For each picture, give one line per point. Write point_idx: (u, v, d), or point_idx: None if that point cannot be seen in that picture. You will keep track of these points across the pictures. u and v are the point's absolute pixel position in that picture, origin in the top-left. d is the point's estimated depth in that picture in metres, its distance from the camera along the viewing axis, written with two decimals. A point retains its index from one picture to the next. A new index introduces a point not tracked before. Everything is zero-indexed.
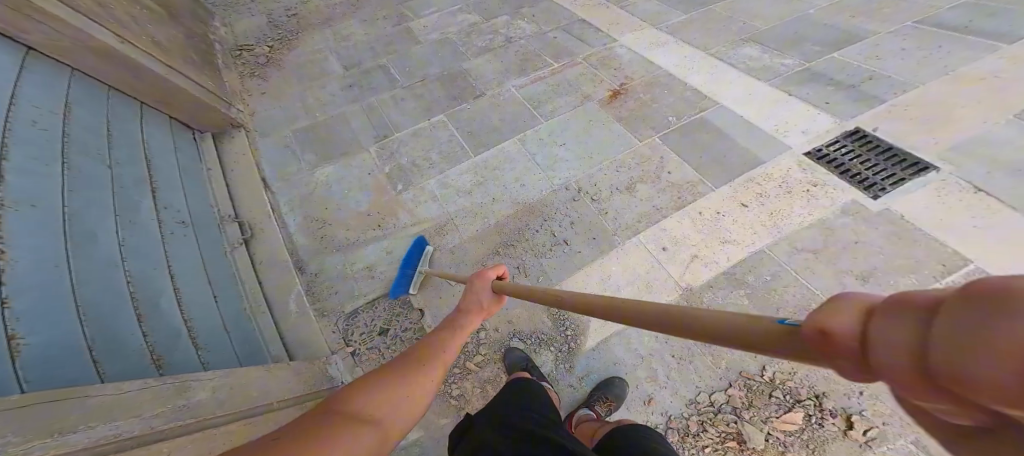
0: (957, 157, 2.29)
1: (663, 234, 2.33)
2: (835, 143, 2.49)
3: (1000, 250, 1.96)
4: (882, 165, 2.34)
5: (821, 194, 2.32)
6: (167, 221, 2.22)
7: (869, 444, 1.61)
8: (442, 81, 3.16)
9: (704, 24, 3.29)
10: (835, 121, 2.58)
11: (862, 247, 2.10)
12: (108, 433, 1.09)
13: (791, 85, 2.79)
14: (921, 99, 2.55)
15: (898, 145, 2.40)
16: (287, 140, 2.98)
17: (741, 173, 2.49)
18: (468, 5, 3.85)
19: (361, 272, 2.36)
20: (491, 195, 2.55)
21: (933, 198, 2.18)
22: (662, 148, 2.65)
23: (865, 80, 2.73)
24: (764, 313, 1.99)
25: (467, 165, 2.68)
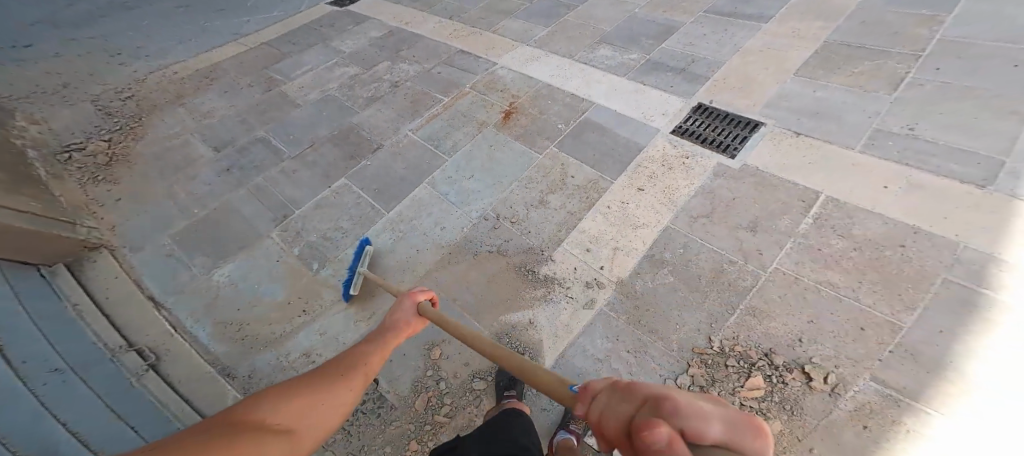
0: (771, 110, 2.83)
1: (583, 237, 2.50)
2: (691, 119, 2.80)
3: (833, 175, 2.46)
4: (729, 129, 2.74)
5: (694, 164, 2.59)
6: (35, 376, 1.86)
7: (836, 391, 1.79)
8: (334, 141, 3.04)
9: (565, 34, 3.54)
10: (684, 100, 2.90)
11: (740, 200, 2.46)
12: None
13: (643, 75, 3.08)
14: (732, 72, 3.06)
15: (732, 111, 2.84)
16: (169, 246, 2.59)
17: (630, 162, 2.69)
18: (343, 57, 3.72)
19: (299, 361, 2.12)
20: (415, 247, 2.53)
21: (773, 148, 2.62)
22: (559, 156, 2.78)
23: (690, 63, 3.15)
24: (690, 283, 2.24)
25: (383, 223, 2.62)
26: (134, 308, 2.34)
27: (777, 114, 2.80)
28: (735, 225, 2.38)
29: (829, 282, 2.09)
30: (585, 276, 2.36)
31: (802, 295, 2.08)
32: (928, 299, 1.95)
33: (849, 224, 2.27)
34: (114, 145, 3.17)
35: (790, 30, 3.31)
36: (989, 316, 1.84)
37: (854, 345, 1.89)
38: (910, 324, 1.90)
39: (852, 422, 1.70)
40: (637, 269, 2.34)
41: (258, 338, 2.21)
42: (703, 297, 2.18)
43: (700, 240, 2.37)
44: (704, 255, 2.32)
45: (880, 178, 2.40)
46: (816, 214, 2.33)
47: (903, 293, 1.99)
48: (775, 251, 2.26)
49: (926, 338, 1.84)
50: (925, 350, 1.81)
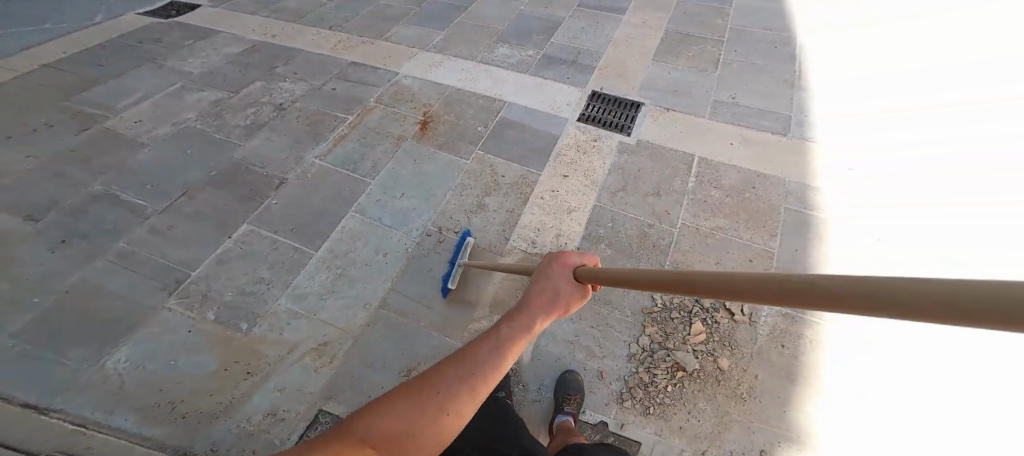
0: (647, 93, 3.22)
1: (527, 230, 2.59)
2: (590, 106, 3.11)
3: (695, 137, 2.94)
4: (622, 112, 3.08)
5: (604, 146, 2.89)
6: None
7: (752, 319, 2.38)
8: (218, 184, 2.58)
9: (456, 36, 3.60)
10: (580, 89, 3.20)
11: (642, 171, 2.77)
12: None
13: (542, 71, 3.31)
14: (610, 61, 3.42)
15: (620, 95, 3.19)
16: (16, 347, 1.92)
17: (550, 153, 2.86)
18: (197, 79, 3.13)
19: (269, 424, 1.84)
20: (359, 276, 2.33)
21: (654, 125, 3.02)
22: (485, 158, 2.86)
23: (577, 55, 3.44)
24: (624, 253, 2.43)
25: (314, 262, 2.35)
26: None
27: (650, 97, 3.20)
28: (646, 193, 2.67)
29: (719, 227, 2.51)
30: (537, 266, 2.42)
31: (706, 242, 2.45)
32: (783, 224, 2.51)
33: (719, 174, 2.76)
34: None
35: (643, 22, 3.81)
36: (821, 230, 2.46)
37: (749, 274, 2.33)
38: (777, 249, 2.41)
39: (773, 343, 2.30)
40: (582, 249, 2.48)
41: (202, 413, 1.84)
42: (640, 260, 2.40)
43: (622, 212, 2.60)
44: (627, 224, 2.54)
45: (728, 137, 2.96)
46: (696, 173, 2.76)
47: (767, 224, 2.52)
48: (678, 207, 2.61)
49: (790, 258, 2.38)
50: (794, 267, 2.34)
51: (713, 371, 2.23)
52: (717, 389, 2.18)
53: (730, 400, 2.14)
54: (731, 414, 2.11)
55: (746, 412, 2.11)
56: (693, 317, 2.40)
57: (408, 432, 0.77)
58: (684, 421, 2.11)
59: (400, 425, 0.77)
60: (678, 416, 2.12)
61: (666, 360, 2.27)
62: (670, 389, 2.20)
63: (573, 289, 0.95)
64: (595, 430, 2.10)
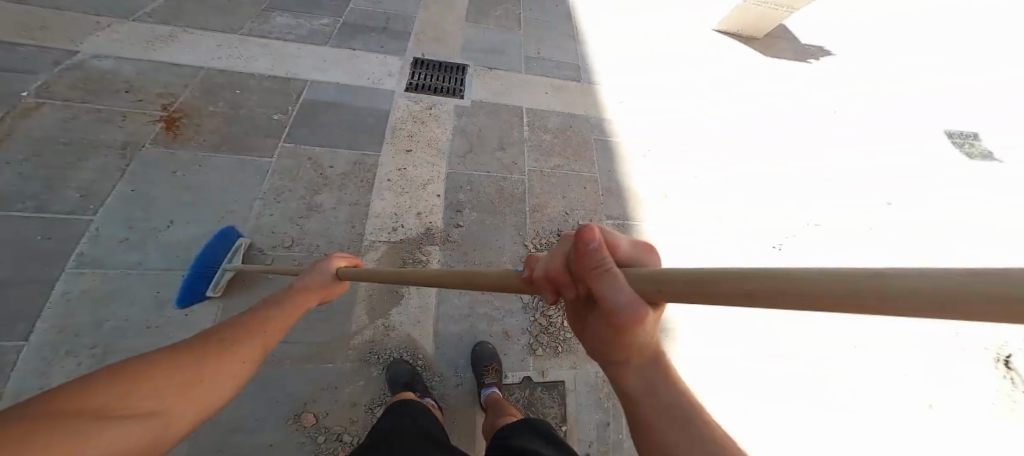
0: (468, 54, 3.09)
1: (382, 218, 2.31)
2: (415, 75, 2.87)
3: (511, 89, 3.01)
4: (449, 77, 2.94)
5: (437, 112, 2.69)
6: None
7: None
8: None
9: (199, 6, 2.82)
10: (399, 58, 2.91)
11: (486, 126, 2.58)
12: None
13: (347, 39, 2.87)
14: (423, 23, 3.20)
15: (443, 58, 3.03)
16: None
17: (383, 128, 2.53)
18: None
19: None
20: (155, 343, 1.76)
21: (483, 86, 2.95)
22: (297, 150, 2.35)
23: (387, 20, 3.12)
24: (488, 213, 2.46)
25: (54, 353, 1.66)
26: None
27: (472, 58, 3.10)
28: (493, 150, 2.56)
29: (557, 167, 2.65)
30: (403, 255, 2.24)
31: (550, 181, 2.61)
32: (597, 151, 2.71)
33: (544, 117, 2.71)
34: None
35: None
36: (622, 153, 2.80)
37: (584, 201, 2.61)
38: (597, 174, 2.69)
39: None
40: (448, 221, 2.40)
41: None
42: (502, 218, 2.47)
43: (476, 173, 2.54)
44: (486, 184, 2.52)
45: (542, 89, 3.14)
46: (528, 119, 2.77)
47: (586, 157, 2.66)
48: (521, 156, 2.60)
49: (606, 178, 2.71)
50: (613, 187, 2.69)
51: None
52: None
53: None
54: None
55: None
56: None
57: (176, 394, 0.75)
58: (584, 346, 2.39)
59: (178, 384, 0.76)
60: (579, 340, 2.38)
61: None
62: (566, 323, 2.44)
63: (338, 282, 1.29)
64: (521, 387, 2.20)
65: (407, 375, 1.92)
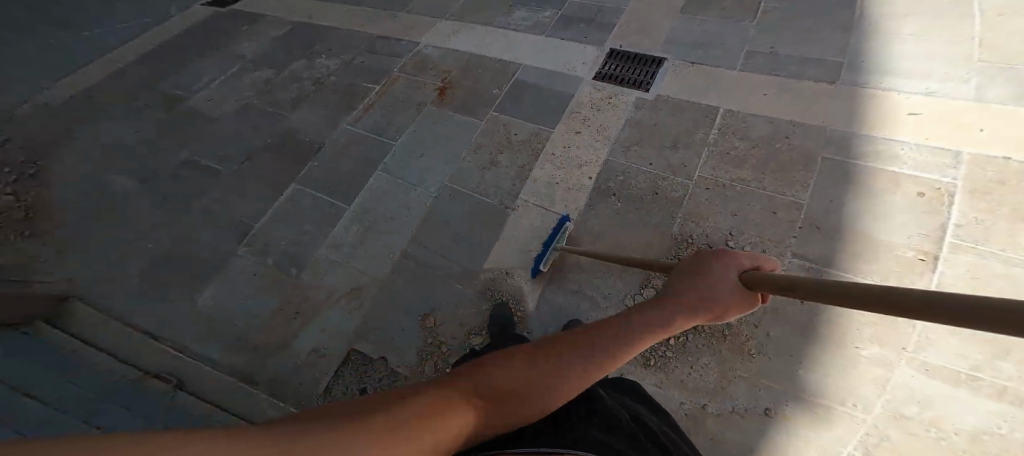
0: (667, 47, 3.22)
1: (538, 184, 2.75)
2: (606, 64, 3.19)
3: (706, 87, 2.94)
4: (639, 68, 3.14)
5: (616, 103, 2.98)
6: (65, 404, 1.74)
7: None
8: (271, 145, 2.70)
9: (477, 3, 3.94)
10: (597, 48, 3.28)
11: (658, 128, 2.82)
12: None
13: (561, 32, 3.44)
14: (633, 17, 3.46)
15: (640, 52, 3.22)
16: (136, 280, 2.43)
17: (563, 110, 3.02)
18: (263, 51, 3.40)
19: (310, 359, 2.20)
20: (388, 229, 2.57)
21: (674, 80, 3.02)
22: (499, 118, 3.01)
23: (598, 13, 3.53)
24: (631, 206, 2.54)
25: (348, 217, 2.54)
26: (129, 347, 2.22)
27: (670, 51, 3.19)
28: (661, 147, 2.74)
29: (741, 179, 2.52)
30: (545, 220, 2.61)
31: (726, 194, 2.47)
32: (818, 174, 2.44)
33: (746, 123, 2.73)
34: (20, 197, 2.74)
35: None
36: (860, 182, 2.37)
37: (773, 227, 2.32)
38: (808, 199, 2.37)
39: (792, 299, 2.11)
40: (589, 202, 2.61)
41: (260, 347, 2.24)
42: (649, 212, 2.50)
43: (635, 165, 2.70)
44: (641, 177, 2.64)
45: (764, 87, 2.86)
46: (720, 124, 2.75)
47: (797, 177, 2.46)
48: (696, 160, 2.65)
49: (824, 210, 2.32)
50: (825, 220, 2.29)
51: (719, 324, 2.10)
52: (722, 343, 2.07)
53: (734, 354, 2.03)
54: (737, 370, 1.99)
55: (751, 368, 1.99)
56: None
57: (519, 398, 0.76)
58: (681, 372, 2.04)
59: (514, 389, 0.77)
60: (677, 370, 2.04)
61: None
62: (674, 342, 2.11)
63: (735, 300, 0.84)
64: None
65: (505, 320, 2.25)
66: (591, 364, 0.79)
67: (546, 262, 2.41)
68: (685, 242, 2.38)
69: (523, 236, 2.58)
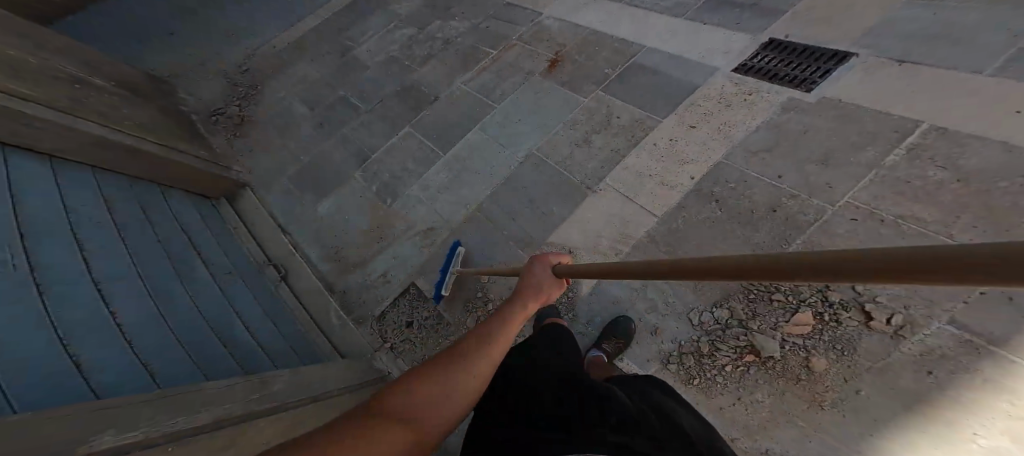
0: (866, 34, 2.37)
1: (628, 172, 2.56)
2: (758, 56, 2.52)
3: (906, 93, 2.14)
4: (807, 62, 2.40)
5: (757, 102, 2.41)
6: (219, 274, 2.60)
7: (897, 333, 1.73)
8: (401, 95, 3.16)
9: None
10: (749, 37, 2.60)
11: (808, 135, 2.24)
12: (223, 412, 1.60)
13: (705, 14, 2.80)
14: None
15: (814, 43, 2.45)
16: (288, 184, 3.16)
17: (683, 101, 2.58)
18: (425, 7, 3.78)
19: (380, 280, 2.65)
20: (472, 182, 2.73)
21: (863, 79, 2.26)
22: (604, 99, 2.73)
23: None
24: (726, 222, 2.21)
25: (441, 164, 2.83)
26: (269, 234, 3.00)
27: (870, 39, 2.34)
28: (805, 159, 2.20)
29: (914, 217, 1.88)
30: (624, 211, 2.45)
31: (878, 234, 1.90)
32: None
33: (957, 154, 1.93)
34: (242, 108, 3.74)
35: None
36: None
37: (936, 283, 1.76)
38: None
39: (913, 365, 1.66)
40: (680, 202, 2.36)
41: (350, 260, 2.76)
42: (754, 230, 2.13)
43: (757, 176, 2.27)
44: (762, 186, 2.23)
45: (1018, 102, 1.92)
46: (911, 144, 2.03)
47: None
48: (851, 184, 2.06)
49: None
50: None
51: (799, 368, 1.80)
52: (790, 386, 1.79)
53: (801, 403, 1.74)
54: (796, 419, 1.73)
55: (815, 420, 1.70)
56: (801, 301, 1.92)
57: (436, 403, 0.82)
58: (726, 400, 1.84)
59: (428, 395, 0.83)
60: (725, 398, 1.85)
61: (742, 342, 1.92)
62: (732, 370, 1.89)
63: (551, 282, 1.18)
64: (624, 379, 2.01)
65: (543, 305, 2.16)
66: (489, 347, 0.91)
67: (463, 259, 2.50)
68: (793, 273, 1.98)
69: (595, 223, 2.47)
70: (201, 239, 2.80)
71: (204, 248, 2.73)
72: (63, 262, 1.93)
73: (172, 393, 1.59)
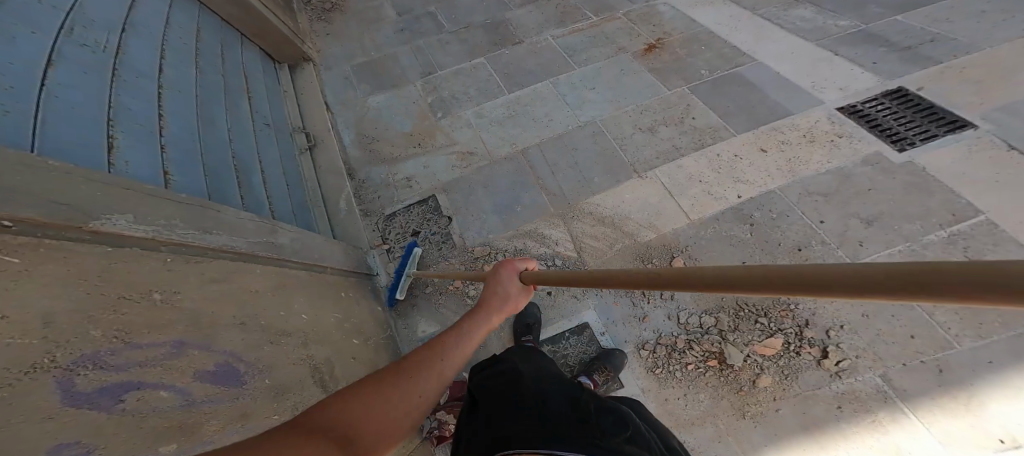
0: (990, 116, 2.24)
1: (681, 172, 2.36)
2: (873, 101, 2.42)
3: (993, 184, 2.03)
4: (919, 122, 2.30)
5: (844, 145, 2.30)
6: (256, 121, 2.46)
7: (840, 373, 1.83)
8: (487, 28, 3.16)
9: None
10: (879, 80, 2.49)
11: (872, 193, 2.12)
12: (228, 244, 1.35)
13: (839, 46, 2.70)
14: (978, 63, 2.44)
15: (939, 104, 2.33)
16: (348, 73, 3.16)
17: (765, 122, 2.47)
18: None
19: (402, 183, 2.58)
20: (524, 126, 2.66)
21: (958, 156, 2.14)
22: (687, 96, 2.63)
23: (926, 42, 2.60)
24: (763, 246, 2.06)
25: (504, 100, 2.78)
26: (313, 107, 2.96)
27: (994, 120, 2.22)
28: (855, 212, 2.08)
29: None
30: (668, 204, 2.26)
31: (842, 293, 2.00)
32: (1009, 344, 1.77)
33: (988, 251, 1.87)
34: None
35: None
36: None
37: (889, 344, 1.85)
38: (959, 347, 1.80)
39: (830, 400, 1.78)
40: (716, 215, 2.19)
41: (382, 154, 2.70)
42: (772, 261, 2.02)
43: (802, 215, 2.12)
44: (796, 227, 2.09)
45: None
46: (954, 229, 1.95)
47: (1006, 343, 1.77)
48: (879, 248, 1.97)
49: (965, 362, 1.76)
50: (954, 371, 1.75)
51: (744, 380, 1.88)
52: (728, 394, 1.87)
53: (730, 409, 1.84)
54: (721, 418, 1.83)
55: (733, 427, 1.81)
56: (776, 327, 1.96)
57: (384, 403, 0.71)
58: (674, 394, 1.91)
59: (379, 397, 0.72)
60: (674, 390, 1.92)
61: (710, 347, 1.96)
62: (692, 370, 1.94)
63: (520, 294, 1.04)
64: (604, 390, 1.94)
65: (525, 320, 2.10)
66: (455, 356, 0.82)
67: (403, 291, 2.18)
68: (777, 302, 2.03)
69: (627, 206, 2.29)
70: (257, 89, 2.69)
71: (257, 95, 2.64)
72: (140, 58, 1.81)
73: (189, 202, 1.33)
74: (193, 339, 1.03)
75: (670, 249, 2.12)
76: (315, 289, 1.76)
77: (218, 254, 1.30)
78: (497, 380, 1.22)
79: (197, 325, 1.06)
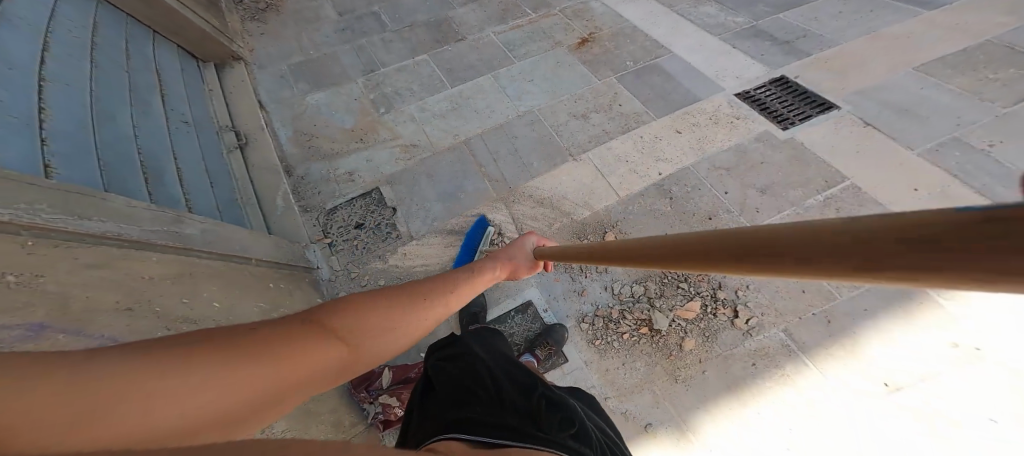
0: (856, 97, 2.48)
1: (608, 153, 2.50)
2: (762, 88, 2.64)
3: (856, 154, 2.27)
4: (798, 105, 2.52)
5: (741, 125, 2.49)
6: (172, 119, 2.42)
7: (750, 331, 1.98)
8: (429, 27, 3.24)
9: None
10: (766, 69, 2.72)
11: (765, 166, 2.31)
12: (112, 230, 1.34)
13: (737, 39, 2.93)
14: (846, 52, 2.71)
15: (811, 90, 2.57)
16: (284, 71, 3.15)
17: (679, 107, 2.65)
18: None
19: (343, 177, 2.60)
20: (462, 118, 2.74)
21: (826, 133, 2.37)
22: (616, 85, 2.79)
23: (800, 38, 2.86)
24: (677, 218, 2.21)
25: (445, 94, 2.86)
26: (245, 106, 2.93)
27: (863, 100, 2.47)
28: (751, 183, 2.26)
29: None
30: (597, 185, 2.39)
31: None
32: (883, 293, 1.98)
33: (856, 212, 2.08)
34: None
35: (962, 18, 2.75)
36: (912, 314, 1.90)
37: (789, 300, 2.03)
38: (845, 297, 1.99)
39: (747, 357, 1.92)
40: (641, 191, 2.33)
41: (321, 150, 2.72)
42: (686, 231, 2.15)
43: (711, 187, 2.29)
44: (704, 197, 2.26)
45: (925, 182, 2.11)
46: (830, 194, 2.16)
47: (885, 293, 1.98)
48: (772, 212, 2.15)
49: (849, 312, 1.95)
50: (842, 321, 1.93)
51: (673, 345, 1.99)
52: (661, 360, 1.98)
53: (664, 374, 1.94)
54: (654, 383, 1.93)
55: (670, 392, 1.90)
56: (693, 291, 2.11)
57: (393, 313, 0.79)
58: (613, 365, 1.99)
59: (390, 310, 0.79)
60: (611, 360, 2.01)
61: (639, 316, 2.07)
62: (626, 339, 2.04)
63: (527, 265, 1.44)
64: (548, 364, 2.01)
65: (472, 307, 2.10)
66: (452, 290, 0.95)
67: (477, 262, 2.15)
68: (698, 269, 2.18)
69: (566, 188, 2.40)
70: (174, 87, 2.66)
71: (173, 92, 2.61)
72: (18, 55, 1.78)
73: (63, 190, 1.33)
74: (56, 323, 1.00)
75: (603, 224, 2.24)
76: (231, 278, 1.73)
77: (100, 240, 1.29)
78: (445, 375, 1.24)
79: (63, 307, 1.05)
